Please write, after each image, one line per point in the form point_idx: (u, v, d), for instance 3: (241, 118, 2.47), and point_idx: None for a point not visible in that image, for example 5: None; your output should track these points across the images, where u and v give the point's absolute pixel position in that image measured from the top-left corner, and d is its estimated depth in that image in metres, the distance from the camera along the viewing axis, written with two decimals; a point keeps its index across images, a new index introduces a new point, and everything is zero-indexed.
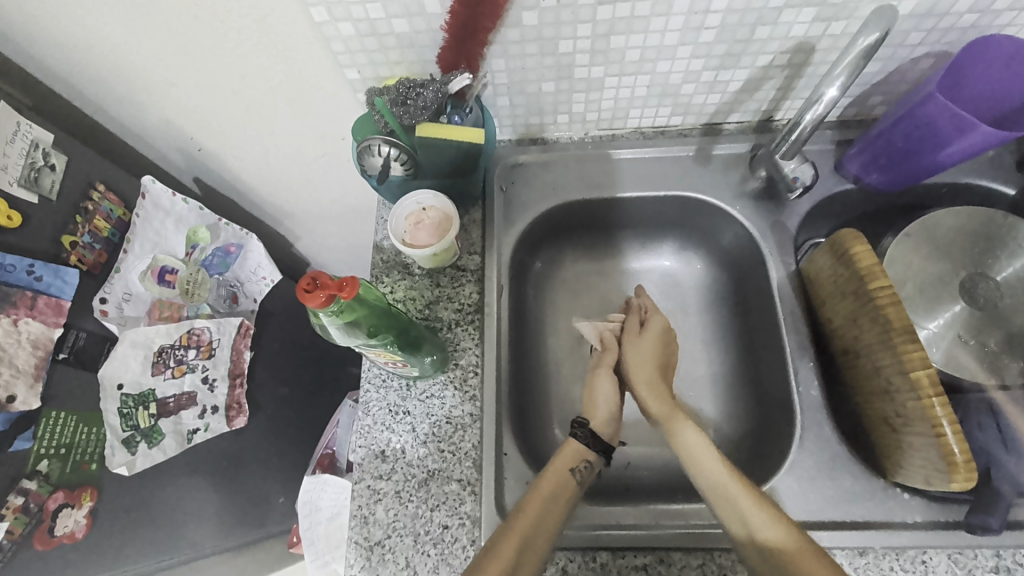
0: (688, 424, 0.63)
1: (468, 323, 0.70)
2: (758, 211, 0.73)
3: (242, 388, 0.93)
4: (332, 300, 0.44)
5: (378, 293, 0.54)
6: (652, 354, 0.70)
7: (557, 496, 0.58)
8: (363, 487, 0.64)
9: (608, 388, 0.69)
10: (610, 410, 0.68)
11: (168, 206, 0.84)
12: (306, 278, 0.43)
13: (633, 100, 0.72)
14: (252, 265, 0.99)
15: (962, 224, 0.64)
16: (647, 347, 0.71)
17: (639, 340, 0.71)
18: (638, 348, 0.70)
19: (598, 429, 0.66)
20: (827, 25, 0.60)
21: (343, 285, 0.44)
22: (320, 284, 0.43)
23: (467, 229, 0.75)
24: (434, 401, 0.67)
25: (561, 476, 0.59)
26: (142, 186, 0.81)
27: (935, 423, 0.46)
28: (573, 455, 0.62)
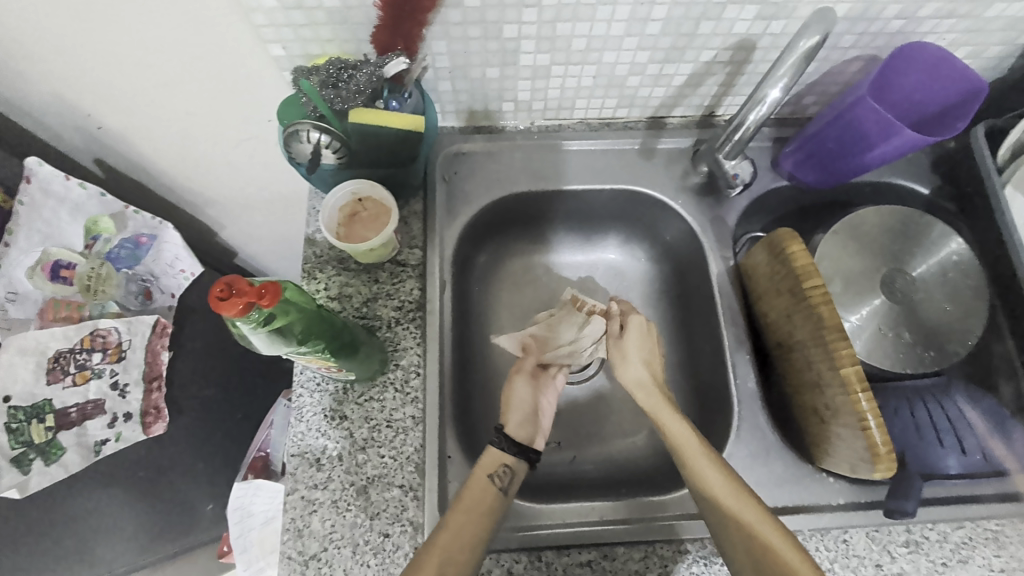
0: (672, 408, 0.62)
1: (409, 321, 0.67)
2: (699, 206, 0.74)
3: (161, 392, 0.85)
4: (251, 309, 0.39)
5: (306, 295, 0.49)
6: (638, 351, 0.67)
7: (478, 509, 0.55)
8: (297, 498, 0.60)
9: (525, 389, 0.67)
10: (525, 412, 0.65)
11: (61, 191, 0.74)
12: (219, 284, 0.37)
13: (579, 90, 0.70)
14: (169, 258, 0.89)
15: (883, 222, 0.68)
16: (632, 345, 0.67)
17: (622, 341, 0.68)
18: (625, 345, 0.67)
19: (515, 433, 0.63)
20: (768, 24, 0.60)
21: (263, 292, 0.39)
22: (235, 292, 0.38)
23: (407, 221, 0.72)
24: (374, 405, 0.63)
25: (480, 488, 0.57)
26: (27, 169, 0.70)
27: (860, 416, 0.48)
28: (492, 461, 0.60)
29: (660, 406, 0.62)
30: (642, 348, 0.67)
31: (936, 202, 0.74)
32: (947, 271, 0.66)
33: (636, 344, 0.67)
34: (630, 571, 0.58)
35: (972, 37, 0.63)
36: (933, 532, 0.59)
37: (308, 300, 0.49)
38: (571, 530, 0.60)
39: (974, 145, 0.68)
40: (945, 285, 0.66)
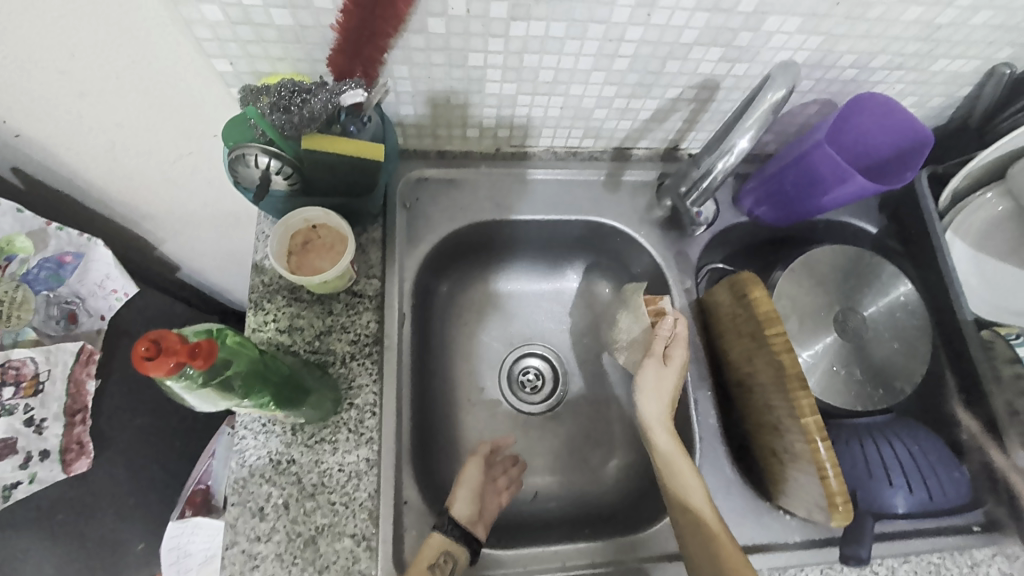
0: (687, 462, 0.58)
1: (365, 356, 0.63)
2: (662, 240, 0.75)
3: (84, 425, 0.79)
4: (180, 368, 0.35)
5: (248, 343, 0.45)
6: (667, 393, 0.62)
7: None
8: (236, 552, 0.55)
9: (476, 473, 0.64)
10: (472, 493, 0.61)
11: None
12: (143, 342, 0.33)
13: (545, 119, 0.69)
14: (97, 277, 0.82)
15: (837, 261, 0.70)
16: (669, 376, 0.63)
17: (665, 369, 0.63)
18: (664, 377, 0.62)
19: (459, 513, 0.59)
20: (731, 66, 0.61)
21: (196, 349, 0.36)
22: (164, 351, 0.34)
23: (364, 249, 0.68)
24: (325, 447, 0.59)
25: None
26: None
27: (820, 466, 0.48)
28: (434, 549, 0.55)
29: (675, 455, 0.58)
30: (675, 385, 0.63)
31: (883, 241, 0.77)
32: (895, 310, 0.68)
33: (672, 378, 0.63)
34: None
35: (919, 88, 0.66)
36: (881, 566, 0.61)
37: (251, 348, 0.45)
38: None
39: (917, 190, 0.71)
40: (893, 324, 0.68)
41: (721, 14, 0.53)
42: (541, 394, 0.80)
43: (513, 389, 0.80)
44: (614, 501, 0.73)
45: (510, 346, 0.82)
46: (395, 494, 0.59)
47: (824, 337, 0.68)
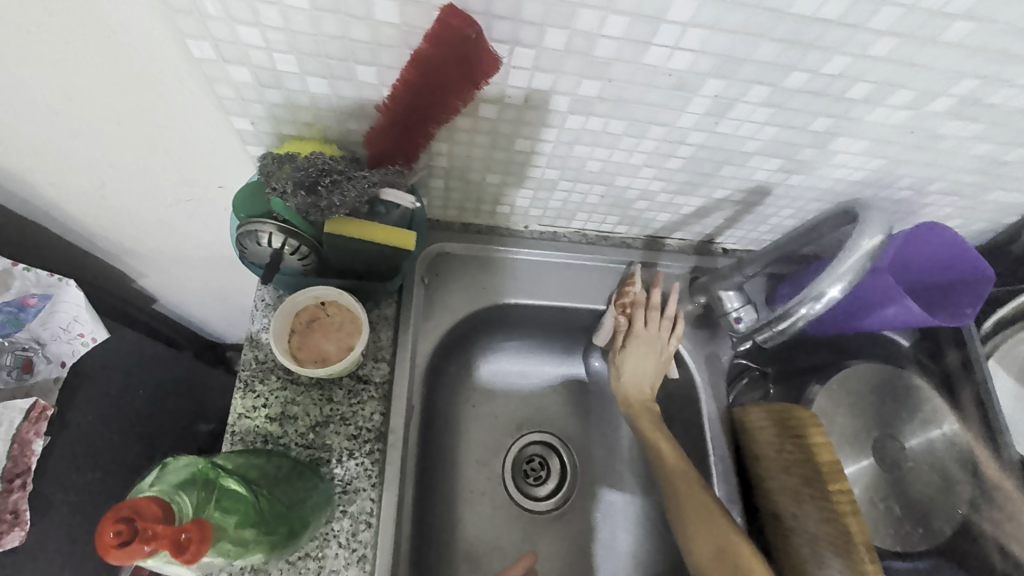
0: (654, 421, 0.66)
1: (365, 455, 0.56)
2: (693, 339, 0.70)
3: (24, 491, 0.68)
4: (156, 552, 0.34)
5: (242, 496, 0.43)
6: (633, 374, 0.68)
7: None
8: None
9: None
10: None
11: None
12: (114, 526, 0.33)
13: (583, 204, 0.65)
14: (63, 320, 0.73)
15: (873, 383, 0.67)
16: (628, 361, 0.69)
17: (622, 355, 0.69)
18: (620, 362, 0.69)
19: None
20: (787, 176, 0.58)
21: (182, 535, 0.35)
22: (138, 529, 0.33)
23: (374, 328, 0.61)
24: (309, 564, 0.51)
25: None
26: None
27: None
28: None
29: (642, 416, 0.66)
30: (637, 370, 0.68)
31: None
32: (933, 443, 0.65)
33: (631, 365, 0.68)
34: None
35: (968, 214, 0.64)
36: None
37: (243, 502, 0.43)
38: None
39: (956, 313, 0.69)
40: (931, 456, 0.65)
41: (790, 130, 0.50)
42: (547, 489, 0.73)
43: (518, 482, 0.72)
44: None
45: (517, 432, 0.74)
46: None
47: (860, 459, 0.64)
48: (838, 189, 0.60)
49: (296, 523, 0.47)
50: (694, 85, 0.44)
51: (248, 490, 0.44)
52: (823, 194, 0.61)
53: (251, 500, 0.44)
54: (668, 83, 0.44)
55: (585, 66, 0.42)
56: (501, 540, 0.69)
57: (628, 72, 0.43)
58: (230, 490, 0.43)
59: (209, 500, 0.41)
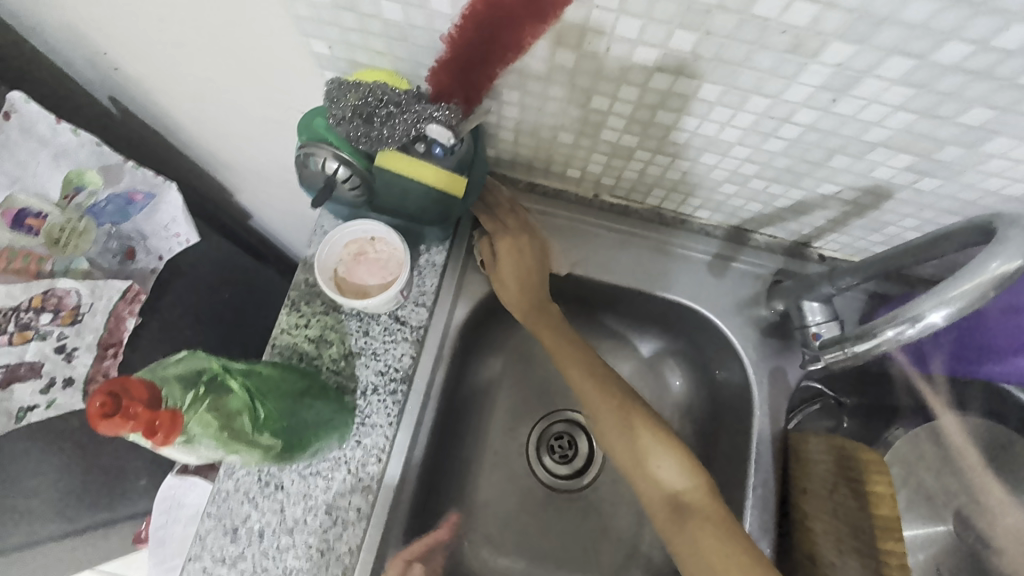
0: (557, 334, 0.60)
1: (388, 393, 0.57)
2: (760, 349, 0.63)
3: (114, 360, 0.74)
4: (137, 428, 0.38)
5: (245, 404, 0.45)
6: (513, 282, 0.61)
7: None
8: (196, 568, 0.51)
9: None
10: None
11: (46, 134, 0.67)
12: (99, 400, 0.37)
13: (663, 179, 0.59)
14: (164, 219, 0.79)
15: (964, 439, 0.57)
16: (504, 270, 0.61)
17: (495, 266, 0.61)
18: (499, 274, 0.61)
19: None
20: (918, 178, 0.48)
21: (156, 422, 0.39)
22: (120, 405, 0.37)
23: (420, 272, 0.61)
24: (318, 482, 0.53)
25: None
26: (10, 103, 0.64)
27: None
28: None
29: (586, 387, 0.57)
30: (514, 277, 0.61)
31: None
32: None
33: (510, 273, 0.61)
34: None
35: None
36: None
37: (243, 406, 0.45)
38: None
39: None
40: None
41: (931, 119, 0.41)
42: (570, 471, 0.70)
43: (542, 455, 0.70)
44: None
45: (550, 408, 0.72)
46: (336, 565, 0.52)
47: (917, 527, 0.56)
48: (983, 202, 0.48)
49: (298, 438, 0.49)
50: (813, 49, 0.37)
51: (254, 397, 0.46)
52: (962, 207, 0.50)
53: (252, 410, 0.46)
54: (782, 44, 0.37)
55: (681, 13, 0.37)
56: (512, 509, 0.67)
57: (731, 26, 0.37)
58: (229, 389, 0.45)
59: (201, 398, 0.44)
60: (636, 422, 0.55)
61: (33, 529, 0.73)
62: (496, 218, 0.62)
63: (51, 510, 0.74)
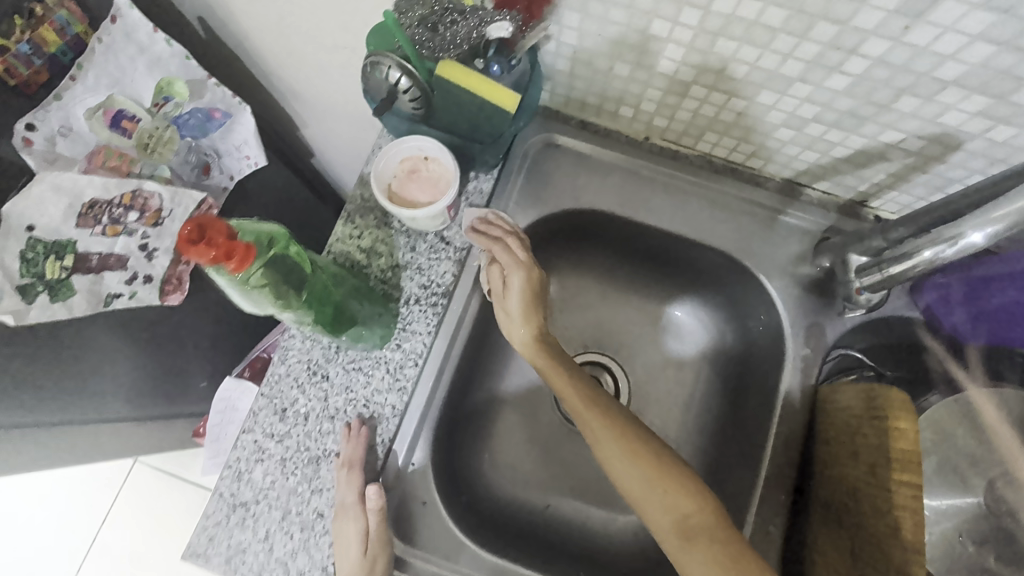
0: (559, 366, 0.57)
1: (429, 304, 0.61)
2: (799, 304, 0.62)
3: (187, 266, 0.80)
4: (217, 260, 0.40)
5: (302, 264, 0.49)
6: (520, 314, 0.58)
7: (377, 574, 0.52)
8: (249, 440, 0.57)
9: (349, 534, 0.53)
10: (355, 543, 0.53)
11: (144, 41, 0.74)
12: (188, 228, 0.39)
13: (717, 120, 0.58)
14: (238, 139, 0.84)
15: (1007, 412, 0.55)
16: (512, 299, 0.58)
17: (502, 295, 0.59)
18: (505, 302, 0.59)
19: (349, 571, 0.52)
20: (992, 126, 0.45)
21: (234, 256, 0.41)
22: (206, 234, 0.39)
23: (468, 198, 0.64)
24: (360, 377, 0.58)
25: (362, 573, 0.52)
26: (116, 8, 0.71)
27: None
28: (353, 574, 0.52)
29: (592, 419, 0.53)
30: (521, 307, 0.58)
31: None
32: None
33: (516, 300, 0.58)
34: None
35: None
36: None
37: (297, 263, 0.48)
38: None
39: None
40: None
41: (1011, 52, 0.39)
42: None
43: None
44: (612, 557, 0.63)
45: (580, 349, 0.74)
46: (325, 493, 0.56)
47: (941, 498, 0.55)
48: None
49: (346, 312, 0.54)
50: None
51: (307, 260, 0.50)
52: None
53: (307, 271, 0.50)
54: None
55: None
56: None
57: None
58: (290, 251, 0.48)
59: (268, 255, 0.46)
60: (649, 455, 0.50)
61: (114, 408, 0.82)
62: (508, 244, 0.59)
63: (132, 393, 0.84)
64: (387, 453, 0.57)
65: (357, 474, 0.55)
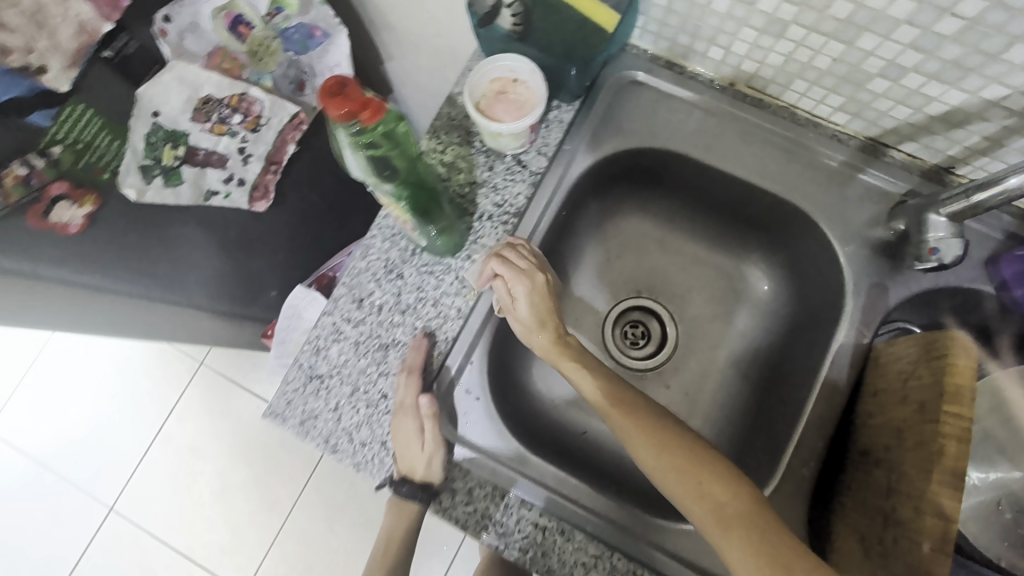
0: (575, 364, 0.59)
1: (501, 221, 0.64)
2: (866, 264, 0.62)
3: (275, 176, 0.87)
4: (352, 118, 0.43)
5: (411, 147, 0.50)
6: (534, 321, 0.61)
7: (429, 463, 0.59)
8: (328, 321, 0.63)
9: (409, 433, 0.59)
10: (411, 446, 0.59)
11: None
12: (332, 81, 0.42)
13: (809, 67, 0.58)
14: (333, 61, 0.86)
15: None
16: (522, 308, 0.60)
17: (512, 307, 0.60)
18: (516, 311, 0.60)
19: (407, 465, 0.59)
20: None
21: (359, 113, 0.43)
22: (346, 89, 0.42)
23: (548, 126, 0.67)
24: (431, 279, 0.63)
25: (418, 462, 0.59)
26: None
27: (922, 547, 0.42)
28: (407, 467, 0.59)
29: (622, 420, 0.54)
30: (533, 314, 0.60)
31: None
32: None
33: (528, 307, 0.60)
34: (586, 552, 0.58)
35: None
36: None
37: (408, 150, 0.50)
38: (566, 503, 0.59)
39: None
40: None
41: None
42: (641, 354, 0.75)
43: (618, 330, 0.76)
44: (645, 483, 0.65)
45: (633, 294, 0.77)
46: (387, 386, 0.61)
47: (992, 470, 0.53)
48: None
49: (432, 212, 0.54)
50: None
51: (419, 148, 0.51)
52: None
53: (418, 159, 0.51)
54: None
55: None
56: None
57: None
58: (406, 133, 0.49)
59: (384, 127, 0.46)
60: (675, 447, 0.50)
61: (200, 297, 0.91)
62: (504, 257, 0.60)
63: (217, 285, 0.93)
64: (441, 363, 0.61)
65: (415, 380, 0.60)
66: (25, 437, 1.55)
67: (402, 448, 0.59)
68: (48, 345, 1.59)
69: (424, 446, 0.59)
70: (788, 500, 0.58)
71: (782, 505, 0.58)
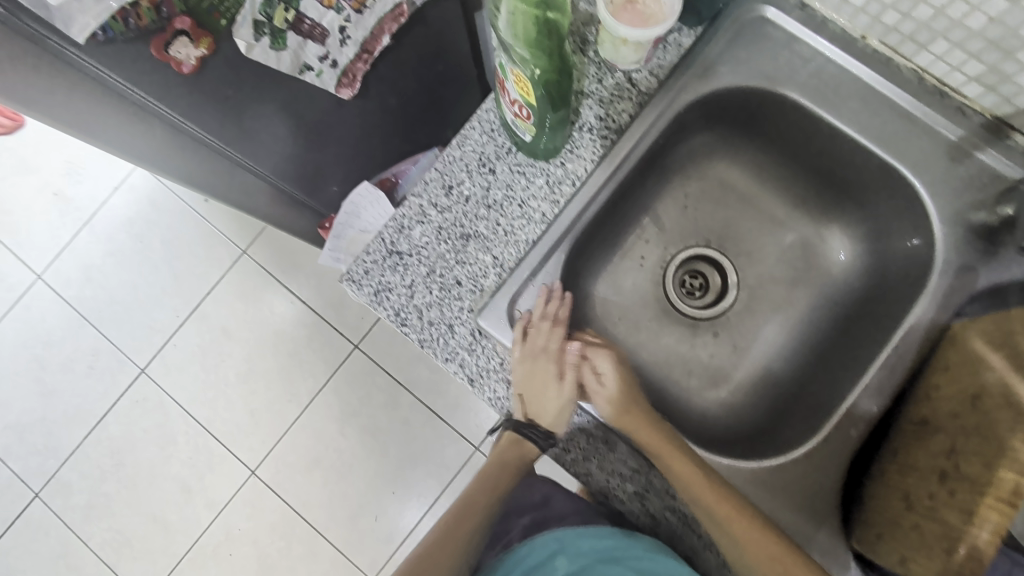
0: (680, 454, 0.59)
1: (601, 136, 0.64)
2: (962, 246, 0.61)
3: (363, 65, 0.88)
4: None
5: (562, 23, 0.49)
6: (627, 401, 0.62)
7: (559, 418, 0.63)
8: (416, 202, 0.64)
9: (545, 376, 0.63)
10: (546, 392, 0.63)
11: None
12: None
13: (958, 26, 0.55)
14: None
15: None
16: (612, 386, 0.63)
17: (601, 386, 0.64)
18: (608, 394, 0.63)
19: (542, 415, 0.63)
20: None
21: None
22: None
23: (665, 47, 0.65)
24: (521, 180, 0.64)
25: (553, 412, 0.63)
26: None
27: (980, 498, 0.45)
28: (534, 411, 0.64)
29: (730, 522, 0.56)
30: (623, 392, 0.63)
31: None
32: None
33: (618, 384, 0.63)
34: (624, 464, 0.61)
35: None
36: None
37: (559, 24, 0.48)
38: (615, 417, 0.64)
39: None
40: None
41: None
42: (701, 302, 0.75)
43: (681, 274, 0.76)
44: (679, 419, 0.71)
45: (703, 242, 0.76)
46: (504, 311, 0.62)
47: None
48: None
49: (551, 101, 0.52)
50: None
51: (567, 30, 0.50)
52: None
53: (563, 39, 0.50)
54: None
55: None
56: (643, 302, 0.75)
57: None
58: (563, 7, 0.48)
59: None
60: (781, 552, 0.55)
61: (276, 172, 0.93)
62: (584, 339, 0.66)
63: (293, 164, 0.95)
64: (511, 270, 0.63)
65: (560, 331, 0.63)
66: (71, 290, 1.63)
67: (535, 386, 0.63)
68: (102, 208, 1.64)
69: (559, 392, 0.64)
70: (831, 455, 0.60)
71: (823, 458, 0.60)
